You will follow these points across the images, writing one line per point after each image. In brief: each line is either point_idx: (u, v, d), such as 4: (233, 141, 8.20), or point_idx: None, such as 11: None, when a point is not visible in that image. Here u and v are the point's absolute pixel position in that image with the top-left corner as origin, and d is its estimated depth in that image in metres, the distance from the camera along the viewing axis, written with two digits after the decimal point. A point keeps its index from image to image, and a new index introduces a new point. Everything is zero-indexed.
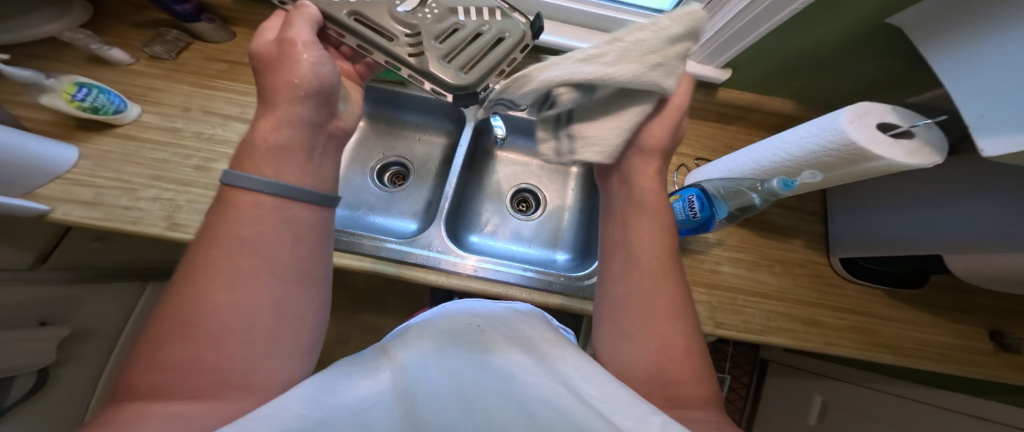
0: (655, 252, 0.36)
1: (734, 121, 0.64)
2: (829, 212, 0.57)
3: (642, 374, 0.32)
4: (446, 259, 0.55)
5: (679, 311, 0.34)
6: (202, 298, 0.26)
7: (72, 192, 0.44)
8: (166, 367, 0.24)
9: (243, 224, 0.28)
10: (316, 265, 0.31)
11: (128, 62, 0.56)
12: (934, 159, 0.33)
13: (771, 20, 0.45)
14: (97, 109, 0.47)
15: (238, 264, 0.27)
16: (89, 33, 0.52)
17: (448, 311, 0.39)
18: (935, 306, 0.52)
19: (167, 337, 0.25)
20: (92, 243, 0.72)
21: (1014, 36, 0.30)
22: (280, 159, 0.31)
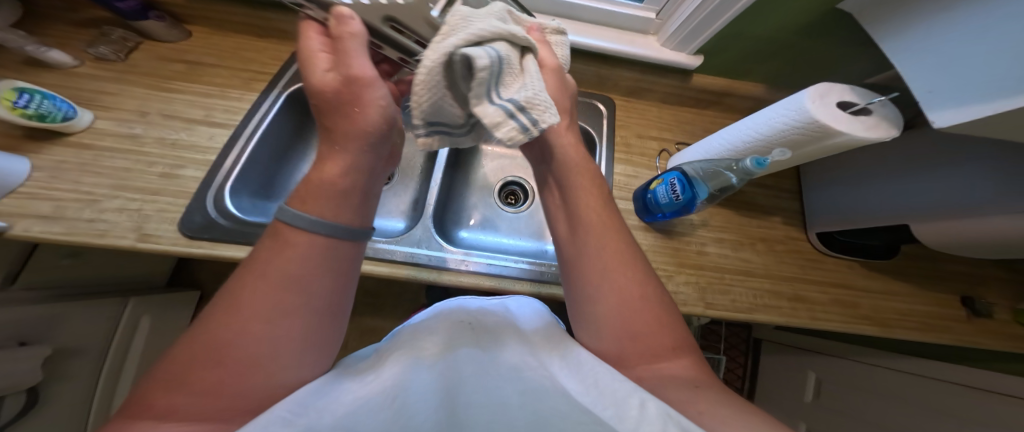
0: (590, 207, 0.35)
1: (708, 107, 0.64)
2: (804, 189, 0.58)
3: (615, 338, 0.31)
4: (433, 256, 0.54)
5: (634, 260, 0.33)
6: (234, 327, 0.25)
7: (31, 207, 0.42)
8: (190, 390, 0.24)
9: (290, 262, 0.27)
10: (346, 300, 0.31)
11: (72, 64, 0.53)
12: (892, 133, 0.34)
13: (731, 8, 0.46)
14: (43, 116, 0.45)
15: (281, 301, 0.27)
16: (22, 33, 0.50)
17: (443, 311, 0.35)
18: (913, 277, 0.53)
19: (189, 362, 0.25)
20: (62, 260, 0.70)
21: (949, 21, 0.32)
22: (337, 201, 0.30)
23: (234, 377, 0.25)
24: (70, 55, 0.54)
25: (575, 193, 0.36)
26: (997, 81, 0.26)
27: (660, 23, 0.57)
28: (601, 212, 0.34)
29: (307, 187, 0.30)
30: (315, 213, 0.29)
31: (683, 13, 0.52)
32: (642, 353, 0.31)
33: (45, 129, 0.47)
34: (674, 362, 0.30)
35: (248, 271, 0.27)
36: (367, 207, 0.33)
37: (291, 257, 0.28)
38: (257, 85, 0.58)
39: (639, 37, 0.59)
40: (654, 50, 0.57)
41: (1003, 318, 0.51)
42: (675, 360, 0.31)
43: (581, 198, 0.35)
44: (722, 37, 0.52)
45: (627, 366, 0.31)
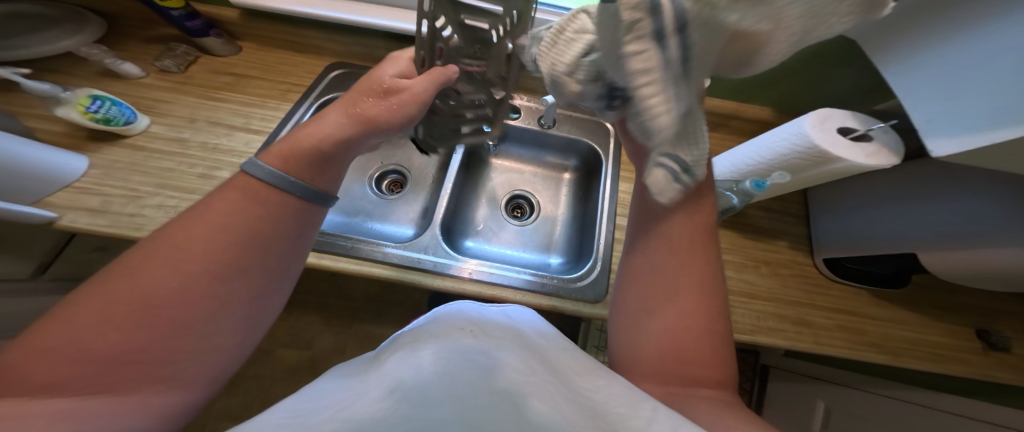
0: (697, 220, 0.32)
1: (718, 129, 0.66)
2: (810, 215, 0.59)
3: (658, 354, 0.31)
4: (441, 263, 0.56)
5: (711, 290, 0.32)
6: (155, 285, 0.24)
7: (81, 201, 0.45)
8: (96, 346, 0.22)
9: (230, 225, 0.27)
10: (294, 264, 0.31)
11: (140, 76, 0.58)
12: (892, 160, 0.35)
13: None
14: (109, 120, 0.49)
15: (228, 258, 0.26)
16: (105, 49, 0.56)
17: (443, 314, 0.37)
18: (923, 306, 0.53)
19: (116, 299, 0.23)
20: (93, 253, 0.74)
21: (932, 57, 0.35)
22: (317, 165, 0.32)
23: (151, 345, 0.23)
24: (140, 67, 0.58)
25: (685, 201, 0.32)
26: (999, 112, 0.28)
27: None
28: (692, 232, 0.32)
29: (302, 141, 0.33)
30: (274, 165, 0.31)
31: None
32: (689, 373, 0.30)
33: (103, 131, 0.51)
34: (711, 391, 0.29)
35: (196, 216, 0.27)
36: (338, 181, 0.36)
37: (253, 201, 0.29)
38: (292, 96, 0.61)
39: None
40: None
41: (1017, 352, 0.51)
42: (714, 389, 0.30)
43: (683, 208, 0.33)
44: None
45: (658, 381, 0.30)
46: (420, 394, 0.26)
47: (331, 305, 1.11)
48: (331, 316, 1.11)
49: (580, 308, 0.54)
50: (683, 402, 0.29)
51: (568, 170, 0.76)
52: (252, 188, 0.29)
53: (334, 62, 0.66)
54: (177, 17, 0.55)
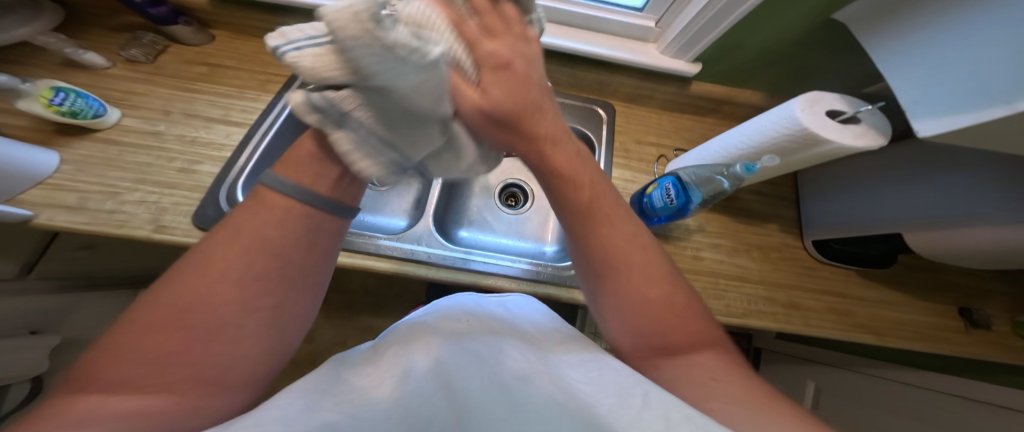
0: (595, 197, 0.33)
1: (709, 113, 0.66)
2: (801, 199, 0.58)
3: (632, 335, 0.32)
4: (432, 253, 0.56)
5: (653, 258, 0.33)
6: (191, 297, 0.26)
7: (56, 198, 0.44)
8: (146, 356, 0.24)
9: (259, 230, 0.29)
10: (324, 272, 0.32)
11: (105, 66, 0.56)
12: (880, 142, 0.35)
13: (728, 17, 0.47)
14: (75, 114, 0.47)
15: (253, 265, 0.28)
16: (62, 37, 0.52)
17: (440, 307, 0.37)
18: (911, 287, 0.54)
19: (160, 312, 0.25)
20: (78, 251, 0.73)
21: (924, 34, 0.34)
22: (314, 168, 0.31)
23: (191, 347, 0.25)
24: (105, 57, 0.56)
25: (575, 186, 0.33)
26: (990, 88, 0.27)
27: (659, 31, 0.59)
28: (601, 206, 0.33)
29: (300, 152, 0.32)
30: (287, 176, 0.31)
31: (683, 19, 0.53)
32: (673, 343, 0.31)
33: (75, 126, 0.49)
34: (706, 352, 0.30)
35: (224, 231, 0.29)
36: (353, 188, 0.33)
37: (275, 212, 0.29)
38: (272, 86, 0.60)
39: (639, 43, 0.60)
40: (650, 57, 0.59)
41: (1002, 330, 0.52)
42: (709, 348, 0.31)
43: (575, 191, 0.33)
44: (719, 47, 0.54)
45: (648, 358, 0.31)
46: (415, 390, 0.28)
47: (327, 298, 1.11)
48: (328, 309, 1.11)
49: (574, 295, 0.54)
50: (682, 372, 0.29)
51: None
52: (272, 198, 0.30)
53: None
54: (141, 4, 0.53)
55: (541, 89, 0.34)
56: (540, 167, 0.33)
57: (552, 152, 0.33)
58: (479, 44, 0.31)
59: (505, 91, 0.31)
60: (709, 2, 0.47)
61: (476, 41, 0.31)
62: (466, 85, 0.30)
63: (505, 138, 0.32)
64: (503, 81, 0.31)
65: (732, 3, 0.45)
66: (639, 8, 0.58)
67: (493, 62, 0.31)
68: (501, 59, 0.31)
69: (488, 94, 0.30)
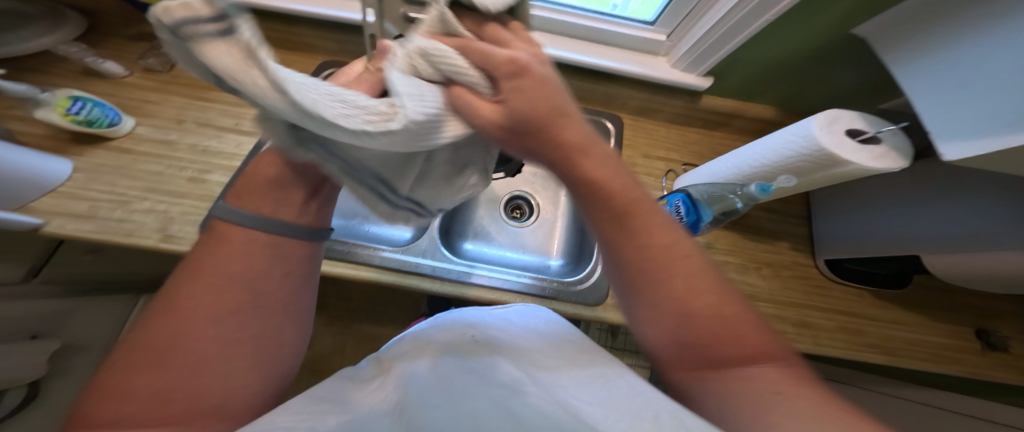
0: (634, 204, 0.30)
1: (717, 128, 0.66)
2: (812, 216, 0.58)
3: (675, 349, 0.30)
4: (437, 266, 0.55)
5: (695, 265, 0.30)
6: (173, 331, 0.26)
7: (67, 206, 0.44)
8: (135, 394, 0.23)
9: (233, 259, 0.28)
10: (298, 296, 0.32)
11: (123, 75, 0.56)
12: (900, 163, 0.34)
13: (741, 33, 0.47)
14: (92, 122, 0.47)
15: (229, 295, 0.28)
16: (83, 46, 0.53)
17: (442, 321, 0.37)
18: (923, 307, 0.53)
19: (141, 351, 0.25)
20: (84, 256, 0.73)
21: (949, 54, 0.34)
22: (275, 196, 0.31)
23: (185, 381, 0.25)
24: (123, 66, 0.57)
25: (610, 194, 0.29)
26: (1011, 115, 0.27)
27: (670, 44, 0.59)
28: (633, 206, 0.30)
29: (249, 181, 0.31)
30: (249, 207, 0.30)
31: (696, 34, 0.53)
32: (723, 357, 0.28)
33: (90, 134, 0.49)
34: (763, 364, 0.28)
35: (193, 265, 0.28)
36: (319, 208, 0.33)
37: (247, 239, 0.29)
38: None
39: (649, 58, 0.61)
40: (661, 72, 0.59)
41: (1016, 352, 0.51)
42: (767, 362, 0.28)
43: (606, 205, 0.29)
44: (730, 63, 0.54)
45: (696, 374, 0.29)
46: (418, 393, 0.29)
47: (328, 305, 1.10)
48: (328, 317, 1.10)
49: (580, 311, 0.54)
50: (737, 388, 0.27)
51: None
52: (234, 229, 0.29)
53: (325, 61, 0.65)
54: None
55: (557, 86, 0.28)
56: (573, 176, 0.29)
57: (584, 161, 0.29)
58: (492, 50, 0.26)
59: (522, 98, 0.26)
60: (722, 19, 0.48)
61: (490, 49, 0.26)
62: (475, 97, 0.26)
63: (530, 152, 0.29)
64: (523, 90, 0.26)
65: (752, 15, 0.44)
66: (650, 22, 0.58)
67: (508, 68, 0.26)
68: (518, 64, 0.26)
69: (507, 106, 0.26)
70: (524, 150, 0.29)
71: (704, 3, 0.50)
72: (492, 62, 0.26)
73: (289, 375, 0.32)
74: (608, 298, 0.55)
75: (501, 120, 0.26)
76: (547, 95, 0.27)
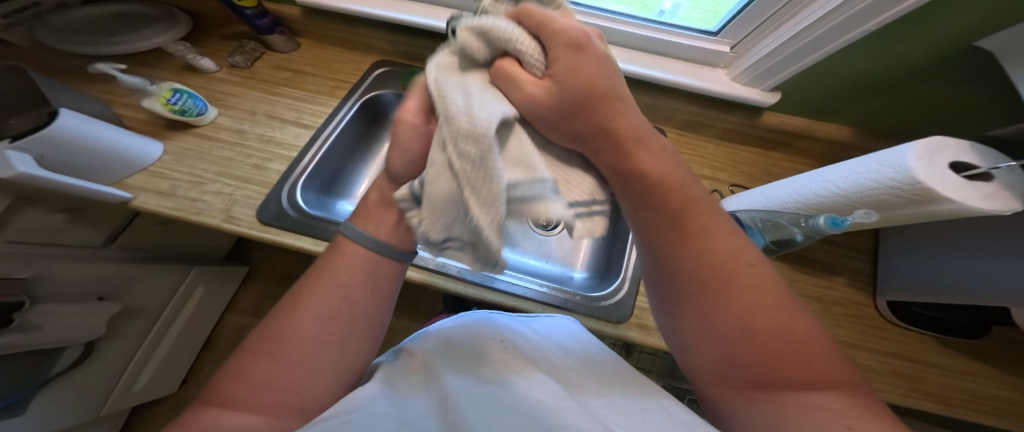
0: (693, 203, 0.31)
1: (776, 148, 0.63)
2: (878, 254, 0.54)
3: (713, 362, 0.28)
4: (465, 269, 0.57)
5: (749, 283, 0.28)
6: (280, 331, 0.32)
7: (153, 183, 0.50)
8: (245, 380, 0.30)
9: (343, 270, 0.34)
10: (383, 309, 0.36)
11: (213, 70, 0.62)
12: (1014, 205, 0.30)
13: (827, 45, 0.45)
14: (184, 112, 0.53)
15: (326, 305, 0.33)
16: (188, 45, 0.59)
17: (475, 322, 0.39)
18: (998, 359, 0.48)
19: (255, 346, 0.32)
20: (156, 226, 0.81)
21: None
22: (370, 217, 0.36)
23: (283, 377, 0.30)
24: (214, 63, 0.63)
25: (664, 189, 0.30)
26: None
27: (733, 56, 0.57)
28: (686, 206, 0.30)
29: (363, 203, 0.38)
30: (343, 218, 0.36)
31: (768, 45, 0.50)
32: (786, 382, 0.25)
33: (179, 121, 0.55)
34: (835, 393, 0.24)
35: (314, 276, 0.35)
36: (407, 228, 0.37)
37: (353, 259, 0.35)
38: (340, 92, 0.63)
39: (710, 70, 0.59)
40: (721, 84, 0.57)
41: None
42: (832, 385, 0.25)
43: (663, 198, 0.30)
44: (804, 75, 0.51)
45: (738, 390, 0.27)
46: (459, 390, 0.29)
47: None
48: None
49: (605, 328, 0.52)
50: (792, 415, 0.24)
51: None
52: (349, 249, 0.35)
53: (379, 59, 0.67)
54: (250, 16, 0.58)
55: (611, 71, 0.30)
56: (625, 165, 0.29)
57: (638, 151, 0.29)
58: (554, 20, 0.28)
59: (569, 73, 0.28)
60: (806, 29, 0.45)
61: (552, 18, 0.28)
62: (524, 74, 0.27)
63: (574, 138, 0.28)
64: (578, 68, 0.28)
65: (841, 26, 0.42)
66: (713, 32, 0.56)
67: (567, 41, 0.28)
68: (578, 39, 0.28)
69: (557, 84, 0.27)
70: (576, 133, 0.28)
71: (767, 22, 0.50)
72: (550, 28, 0.28)
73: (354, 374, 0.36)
74: (634, 317, 0.53)
75: (546, 93, 0.26)
76: (603, 75, 0.29)
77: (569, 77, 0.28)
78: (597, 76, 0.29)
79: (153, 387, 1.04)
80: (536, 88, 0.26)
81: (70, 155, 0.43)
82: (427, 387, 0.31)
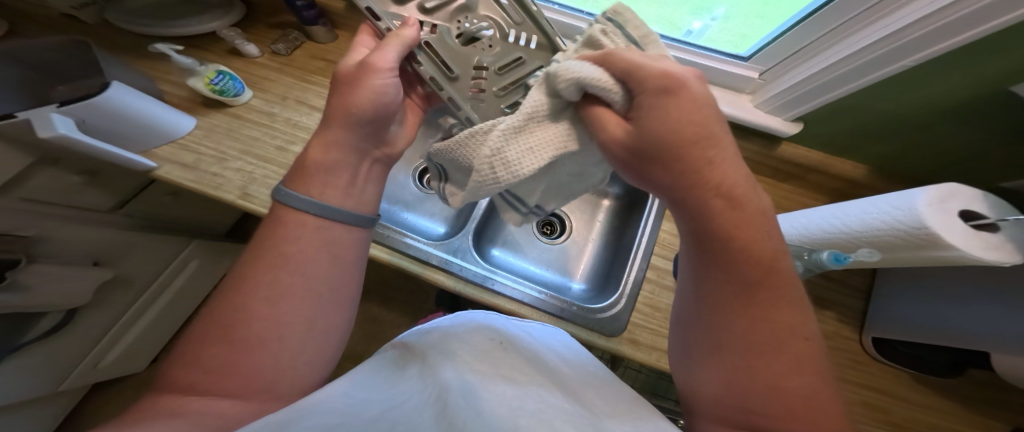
0: (774, 274, 0.29)
1: (789, 180, 0.65)
2: (873, 293, 0.56)
3: (724, 410, 0.29)
4: (467, 268, 0.58)
5: (799, 355, 0.27)
6: (242, 313, 0.32)
7: (179, 156, 0.52)
8: (207, 367, 0.30)
9: (290, 241, 0.36)
10: (342, 283, 0.38)
11: (256, 56, 0.64)
12: (1015, 258, 0.32)
13: (855, 81, 0.47)
14: (222, 92, 0.55)
15: (280, 283, 0.34)
16: (237, 30, 0.61)
17: (469, 322, 0.40)
18: (976, 405, 0.50)
19: (220, 327, 0.32)
20: (165, 197, 0.81)
21: None
22: (331, 179, 0.40)
23: (268, 365, 0.32)
24: (257, 48, 0.64)
25: (748, 255, 0.29)
26: None
27: (761, 83, 0.59)
28: (766, 271, 0.29)
29: (319, 167, 0.39)
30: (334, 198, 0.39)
31: (797, 75, 0.52)
32: None
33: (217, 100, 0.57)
34: None
35: (263, 257, 0.35)
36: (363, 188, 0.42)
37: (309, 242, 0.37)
38: None
39: (732, 95, 0.61)
40: (743, 111, 0.59)
41: None
42: None
43: (745, 257, 0.29)
44: (830, 109, 0.53)
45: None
46: (453, 383, 0.30)
47: None
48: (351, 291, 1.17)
49: (595, 338, 0.54)
50: None
51: (608, 196, 0.75)
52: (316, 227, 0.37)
53: None
54: (299, 7, 0.59)
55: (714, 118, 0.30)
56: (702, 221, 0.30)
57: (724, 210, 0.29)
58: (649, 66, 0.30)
59: (656, 118, 0.29)
60: (834, 64, 0.47)
61: (641, 63, 0.30)
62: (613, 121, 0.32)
63: (648, 176, 0.31)
64: (665, 109, 0.29)
65: (879, 59, 0.43)
66: (745, 57, 0.59)
67: (660, 87, 0.29)
68: (671, 84, 0.29)
69: (641, 127, 0.30)
70: (659, 176, 0.31)
71: (805, 50, 0.50)
72: (640, 74, 0.30)
73: (330, 354, 0.37)
74: (627, 331, 0.54)
75: (628, 138, 0.31)
76: (700, 121, 0.29)
77: (661, 121, 0.29)
78: (698, 120, 0.29)
79: (135, 355, 1.04)
80: (621, 132, 0.32)
81: (105, 122, 0.45)
82: (423, 388, 0.31)
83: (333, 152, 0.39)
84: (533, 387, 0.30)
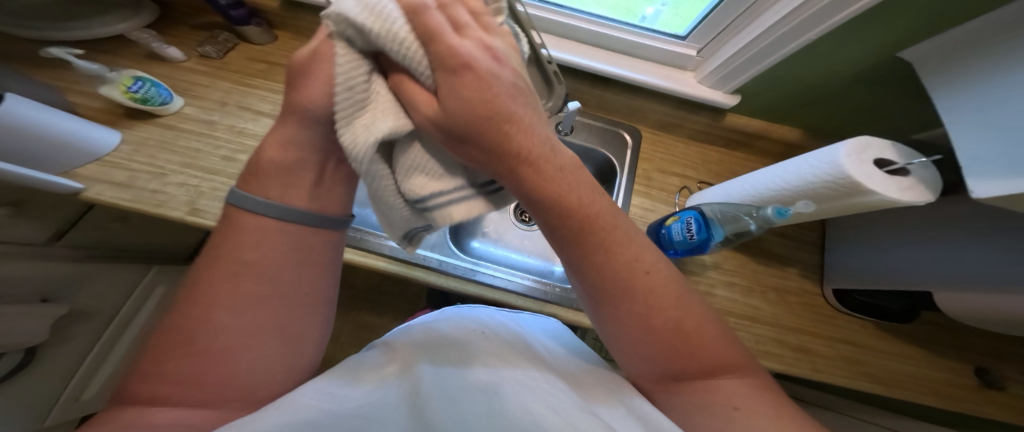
0: (616, 246, 0.28)
1: (741, 148, 0.67)
2: (826, 246, 0.58)
3: (636, 364, 0.30)
4: (447, 262, 0.57)
5: (676, 302, 0.29)
6: (205, 319, 0.30)
7: (108, 174, 0.48)
8: (167, 378, 0.28)
9: (252, 248, 0.32)
10: (319, 288, 0.36)
11: (181, 60, 0.60)
12: (925, 196, 0.34)
13: (777, 51, 0.48)
14: (146, 100, 0.51)
15: (247, 289, 0.31)
16: (152, 33, 0.58)
17: (451, 315, 0.40)
18: (928, 341, 0.53)
19: (175, 337, 0.30)
20: (112, 223, 0.77)
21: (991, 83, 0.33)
22: (291, 184, 0.33)
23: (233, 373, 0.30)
24: (182, 52, 0.61)
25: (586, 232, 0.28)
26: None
27: (700, 60, 0.60)
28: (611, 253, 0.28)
29: (277, 169, 0.33)
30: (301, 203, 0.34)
31: (728, 50, 0.53)
32: (687, 373, 0.28)
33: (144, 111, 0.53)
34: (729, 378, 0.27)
35: (223, 259, 0.32)
36: (334, 192, 0.36)
37: (280, 243, 0.33)
38: None
39: (678, 72, 0.62)
40: (689, 87, 0.60)
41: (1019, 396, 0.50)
42: (733, 375, 0.28)
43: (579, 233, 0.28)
44: (761, 81, 0.54)
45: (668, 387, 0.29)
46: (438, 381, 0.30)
47: None
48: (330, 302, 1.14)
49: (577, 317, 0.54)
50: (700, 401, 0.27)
51: None
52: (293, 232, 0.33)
53: None
54: (224, 7, 0.56)
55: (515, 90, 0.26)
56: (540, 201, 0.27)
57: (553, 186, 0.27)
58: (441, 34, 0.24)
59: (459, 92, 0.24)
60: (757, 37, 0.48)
61: (440, 30, 0.24)
62: (421, 90, 0.26)
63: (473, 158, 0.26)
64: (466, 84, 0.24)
65: (793, 32, 0.45)
66: (682, 36, 0.59)
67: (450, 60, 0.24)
68: (459, 59, 0.24)
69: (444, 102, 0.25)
70: (474, 158, 0.26)
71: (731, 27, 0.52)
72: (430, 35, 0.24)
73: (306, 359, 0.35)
74: None
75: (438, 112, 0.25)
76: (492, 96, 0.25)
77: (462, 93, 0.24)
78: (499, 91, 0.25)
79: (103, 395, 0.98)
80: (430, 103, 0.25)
81: (12, 141, 0.42)
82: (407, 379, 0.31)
83: (291, 151, 0.33)
84: (524, 377, 0.30)
